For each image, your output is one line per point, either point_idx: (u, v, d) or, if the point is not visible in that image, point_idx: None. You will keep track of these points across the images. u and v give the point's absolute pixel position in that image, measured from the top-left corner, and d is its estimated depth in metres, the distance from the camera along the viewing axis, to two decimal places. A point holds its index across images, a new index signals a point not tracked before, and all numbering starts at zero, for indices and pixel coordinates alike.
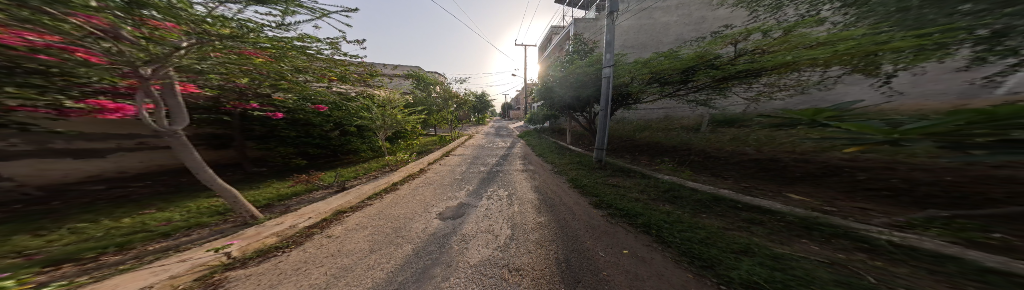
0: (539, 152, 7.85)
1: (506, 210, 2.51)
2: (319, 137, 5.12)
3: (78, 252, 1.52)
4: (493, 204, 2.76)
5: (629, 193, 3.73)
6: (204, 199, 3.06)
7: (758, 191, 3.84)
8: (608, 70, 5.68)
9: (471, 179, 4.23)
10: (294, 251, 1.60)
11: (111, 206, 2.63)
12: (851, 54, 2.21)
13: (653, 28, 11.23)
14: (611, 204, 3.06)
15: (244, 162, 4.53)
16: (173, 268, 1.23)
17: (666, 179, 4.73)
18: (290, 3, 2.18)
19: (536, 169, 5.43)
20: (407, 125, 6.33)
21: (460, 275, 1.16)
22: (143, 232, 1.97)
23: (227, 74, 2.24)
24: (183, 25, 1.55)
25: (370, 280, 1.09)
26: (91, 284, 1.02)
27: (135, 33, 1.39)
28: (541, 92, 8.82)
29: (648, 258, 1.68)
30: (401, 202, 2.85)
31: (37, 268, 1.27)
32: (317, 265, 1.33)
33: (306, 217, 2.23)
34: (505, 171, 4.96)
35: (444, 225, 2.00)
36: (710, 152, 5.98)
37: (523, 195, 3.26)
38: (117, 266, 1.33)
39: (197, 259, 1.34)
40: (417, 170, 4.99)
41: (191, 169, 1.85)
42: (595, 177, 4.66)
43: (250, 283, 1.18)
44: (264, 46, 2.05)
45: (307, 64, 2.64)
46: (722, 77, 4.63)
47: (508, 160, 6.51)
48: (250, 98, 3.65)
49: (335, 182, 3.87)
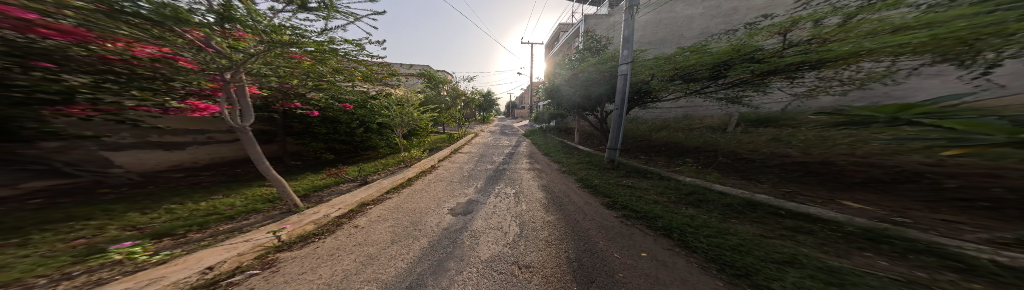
0: (545, 151, 7.76)
1: (513, 208, 2.55)
2: (347, 134, 5.54)
3: (173, 228, 1.87)
4: (500, 201, 2.82)
5: (646, 194, 3.56)
6: (258, 188, 3.50)
7: (802, 198, 3.44)
8: (624, 68, 5.43)
9: (477, 176, 4.34)
10: (328, 238, 1.80)
11: (190, 191, 3.15)
12: (943, 41, 1.85)
13: (674, 22, 10.45)
14: (626, 205, 2.95)
15: (284, 156, 5.09)
16: (240, 246, 1.47)
17: (689, 182, 4.41)
18: (326, 8, 2.40)
19: (545, 168, 5.37)
20: (421, 123, 6.68)
21: (473, 270, 1.22)
22: (214, 216, 2.30)
23: (281, 75, 2.55)
24: (256, 34, 1.83)
25: (392, 269, 1.19)
26: (184, 256, 1.30)
27: (219, 42, 1.76)
28: (548, 92, 8.73)
29: (669, 262, 1.62)
30: (415, 197, 3.02)
31: (149, 241, 1.59)
32: (348, 252, 1.48)
33: (336, 207, 2.47)
34: (513, 170, 4.98)
35: (455, 221, 2.10)
36: (743, 153, 5.45)
37: (530, 193, 3.27)
38: (200, 242, 1.61)
39: (256, 240, 1.58)
40: (429, 166, 5.25)
41: (253, 160, 2.13)
42: (607, 178, 4.51)
43: (296, 264, 1.37)
44: (309, 50, 2.31)
45: (340, 65, 2.91)
46: (766, 72, 4.14)
47: (515, 159, 6.54)
48: (293, 98, 4.08)
49: (359, 176, 4.20)
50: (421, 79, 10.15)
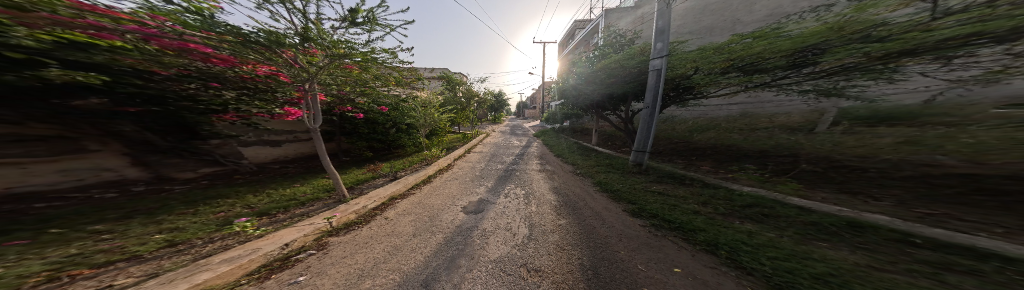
0: (557, 153, 7.45)
1: (525, 210, 2.53)
2: (385, 133, 6.29)
3: (267, 210, 2.56)
4: (510, 202, 2.84)
5: (681, 203, 3.17)
6: (321, 179, 4.30)
7: (921, 214, 2.59)
8: (655, 63, 4.94)
9: (489, 176, 4.46)
10: (363, 228, 2.09)
11: (279, 180, 4.05)
12: None
13: (722, 6, 9.17)
14: (654, 214, 2.68)
15: (337, 153, 6.09)
16: (306, 229, 1.89)
17: (746, 193, 3.68)
18: (369, 22, 2.78)
19: (562, 170, 5.19)
20: (440, 123, 7.22)
21: (482, 269, 1.28)
22: (288, 203, 2.87)
23: (340, 83, 3.08)
24: (324, 49, 2.45)
25: (413, 261, 1.34)
26: (273, 233, 1.81)
27: (301, 58, 2.43)
28: (564, 93, 8.40)
29: (710, 283, 1.39)
30: (433, 193, 3.28)
31: (256, 220, 2.29)
32: (378, 242, 1.70)
33: (372, 200, 2.85)
34: (528, 171, 4.97)
35: (467, 219, 2.18)
36: (842, 158, 4.21)
37: (541, 195, 3.22)
38: (284, 224, 2.11)
39: (315, 225, 1.98)
40: (447, 164, 5.67)
41: (319, 157, 2.59)
42: (631, 183, 4.15)
43: (341, 248, 1.64)
44: (357, 60, 2.74)
45: (379, 72, 3.32)
46: (890, 54, 2.88)
47: (528, 160, 6.50)
48: (346, 103, 4.86)
49: (391, 172, 4.76)
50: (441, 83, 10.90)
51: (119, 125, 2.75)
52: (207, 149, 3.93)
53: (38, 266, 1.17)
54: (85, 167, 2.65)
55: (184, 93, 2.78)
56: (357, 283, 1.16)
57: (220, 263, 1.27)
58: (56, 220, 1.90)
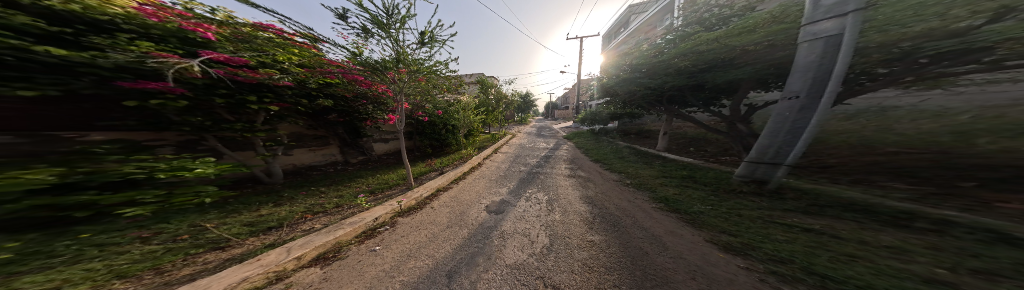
0: (595, 157, 6.37)
1: (552, 213, 2.28)
2: (449, 134, 7.11)
3: (378, 189, 3.57)
4: (532, 205, 2.68)
5: (820, 234, 2.11)
6: (399, 167, 5.36)
7: None
8: (821, 26, 3.38)
9: (514, 177, 4.39)
10: (417, 213, 2.59)
11: (386, 165, 5.52)
12: None
13: None
14: (759, 248, 1.86)
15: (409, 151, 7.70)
16: (389, 207, 2.58)
17: (980, 226, 1.92)
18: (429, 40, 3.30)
19: (614, 176, 4.45)
20: (475, 124, 7.82)
21: (497, 273, 1.29)
22: (382, 183, 3.84)
23: (418, 96, 3.81)
24: (405, 67, 3.13)
25: (441, 252, 1.53)
26: (374, 207, 2.56)
27: (398, 76, 3.21)
28: (618, 90, 7.39)
29: None
30: (466, 189, 3.58)
31: (372, 195, 3.30)
32: (422, 228, 2.06)
33: (424, 190, 3.40)
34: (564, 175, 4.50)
35: (488, 218, 2.20)
36: None
37: (568, 200, 2.88)
38: (381, 201, 2.92)
39: (392, 206, 2.63)
40: (479, 162, 6.08)
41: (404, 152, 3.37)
42: (716, 203, 3.12)
43: (400, 228, 2.10)
44: (424, 73, 3.31)
45: (436, 81, 3.66)
46: None
47: (562, 162, 5.91)
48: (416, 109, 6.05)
49: (443, 165, 5.57)
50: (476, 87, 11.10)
51: (337, 130, 5.11)
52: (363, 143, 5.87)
53: (297, 211, 2.49)
54: (327, 155, 5.03)
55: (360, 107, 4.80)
56: (405, 260, 1.46)
57: (346, 222, 2.06)
58: (304, 186, 3.52)
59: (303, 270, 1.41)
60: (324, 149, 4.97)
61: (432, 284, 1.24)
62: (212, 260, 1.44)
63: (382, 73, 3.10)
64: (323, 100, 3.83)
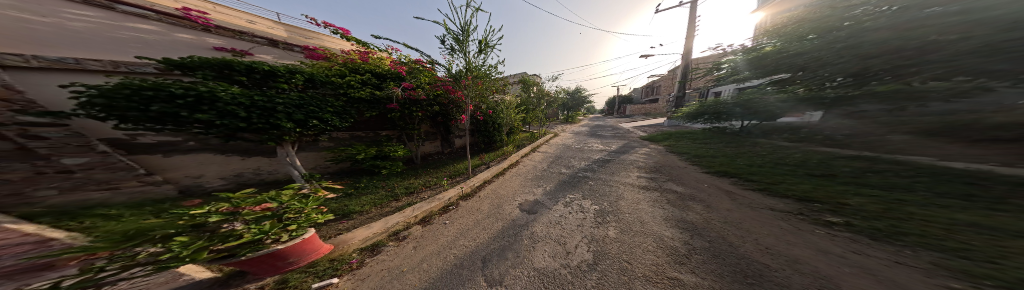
0: (738, 170, 3.36)
1: (608, 223, 1.66)
2: (497, 133, 5.96)
3: (458, 172, 3.93)
4: (574, 210, 2.06)
5: None
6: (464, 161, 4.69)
7: None
8: None
9: (552, 178, 3.42)
10: (474, 199, 2.79)
11: (461, 156, 5.43)
12: None
13: None
14: None
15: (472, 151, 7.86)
16: (459, 190, 3.00)
17: None
18: (485, 47, 3.18)
19: (823, 207, 2.05)
20: (516, 123, 6.61)
21: (520, 274, 1.21)
22: (454, 171, 3.95)
23: (480, 93, 3.74)
24: (469, 76, 3.32)
25: (476, 243, 1.66)
26: (449, 189, 3.05)
27: (468, 82, 3.32)
28: (822, 65, 3.21)
29: None
30: (508, 183, 3.30)
31: (458, 177, 3.71)
32: (469, 214, 2.30)
33: (474, 180, 3.39)
34: (646, 186, 2.82)
35: (523, 215, 2.07)
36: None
37: (637, 213, 1.91)
38: (454, 183, 3.36)
39: (460, 189, 3.01)
40: (519, 159, 4.91)
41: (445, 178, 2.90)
42: None
43: (459, 212, 2.42)
44: (479, 74, 3.39)
45: (488, 77, 3.57)
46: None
47: (658, 170, 3.70)
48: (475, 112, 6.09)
49: (493, 160, 4.76)
50: (519, 86, 9.03)
51: (441, 130, 5.38)
52: (456, 138, 5.84)
53: (418, 183, 3.39)
54: (437, 146, 5.43)
55: (459, 110, 4.80)
56: (455, 242, 1.74)
57: (435, 197, 2.71)
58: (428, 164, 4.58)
59: (413, 227, 2.15)
60: (432, 142, 5.32)
61: (471, 264, 1.41)
62: (391, 205, 2.60)
63: (459, 82, 3.37)
64: (434, 107, 4.37)
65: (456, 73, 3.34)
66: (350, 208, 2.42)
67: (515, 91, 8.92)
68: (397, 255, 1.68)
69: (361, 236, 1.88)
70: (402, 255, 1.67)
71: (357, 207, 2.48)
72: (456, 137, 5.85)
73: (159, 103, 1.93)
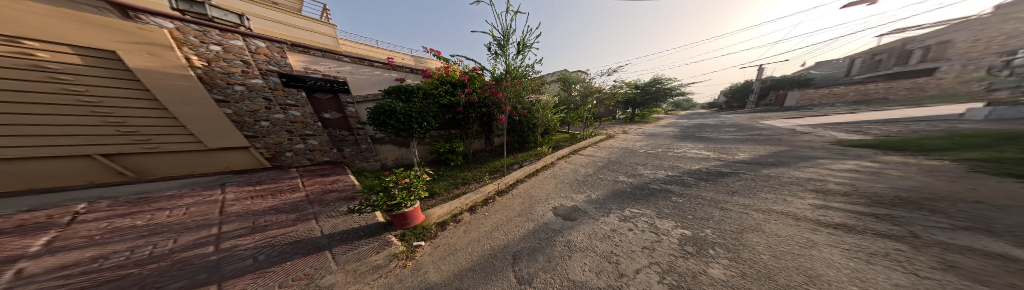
0: None
1: (708, 257, 1.17)
2: (532, 134, 5.75)
3: (497, 169, 4.15)
4: (638, 231, 1.54)
5: None
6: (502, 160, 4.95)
7: None
8: None
9: (599, 191, 2.55)
10: (505, 199, 2.74)
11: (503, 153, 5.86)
12: None
13: None
14: None
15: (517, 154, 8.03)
16: (498, 186, 3.12)
17: None
18: (524, 48, 3.47)
19: None
20: (555, 124, 6.12)
21: (555, 277, 1.07)
22: (492, 168, 4.27)
23: (515, 91, 3.89)
24: (511, 79, 3.64)
25: (504, 240, 1.62)
26: (497, 183, 3.24)
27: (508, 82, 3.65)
28: None
29: None
30: (539, 187, 2.93)
31: (498, 174, 3.92)
32: (505, 210, 2.29)
33: (510, 179, 3.36)
34: (861, 229, 1.43)
35: (558, 220, 1.82)
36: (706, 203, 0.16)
37: (792, 264, 1.07)
38: (492, 179, 3.58)
39: (498, 186, 3.12)
40: (554, 161, 4.36)
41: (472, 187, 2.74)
42: None
43: (498, 207, 2.48)
44: (515, 72, 3.63)
45: (524, 74, 3.72)
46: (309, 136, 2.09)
47: (890, 211, 1.66)
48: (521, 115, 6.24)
49: (526, 160, 4.60)
50: (557, 85, 8.27)
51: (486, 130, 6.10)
52: (498, 138, 6.42)
53: (472, 175, 3.97)
54: (482, 144, 6.16)
55: (509, 113, 5.22)
56: (489, 235, 1.78)
57: (479, 190, 3.01)
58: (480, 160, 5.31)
59: (466, 213, 2.54)
60: (479, 140, 6.09)
61: (498, 260, 1.36)
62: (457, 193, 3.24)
63: (501, 83, 3.75)
64: (482, 108, 5.05)
65: (499, 74, 3.75)
66: (437, 190, 3.30)
67: (553, 91, 8.24)
68: (452, 235, 2.00)
69: (437, 213, 2.47)
70: (458, 236, 1.95)
71: (439, 190, 3.33)
72: (497, 136, 6.44)
73: (385, 115, 3.82)
